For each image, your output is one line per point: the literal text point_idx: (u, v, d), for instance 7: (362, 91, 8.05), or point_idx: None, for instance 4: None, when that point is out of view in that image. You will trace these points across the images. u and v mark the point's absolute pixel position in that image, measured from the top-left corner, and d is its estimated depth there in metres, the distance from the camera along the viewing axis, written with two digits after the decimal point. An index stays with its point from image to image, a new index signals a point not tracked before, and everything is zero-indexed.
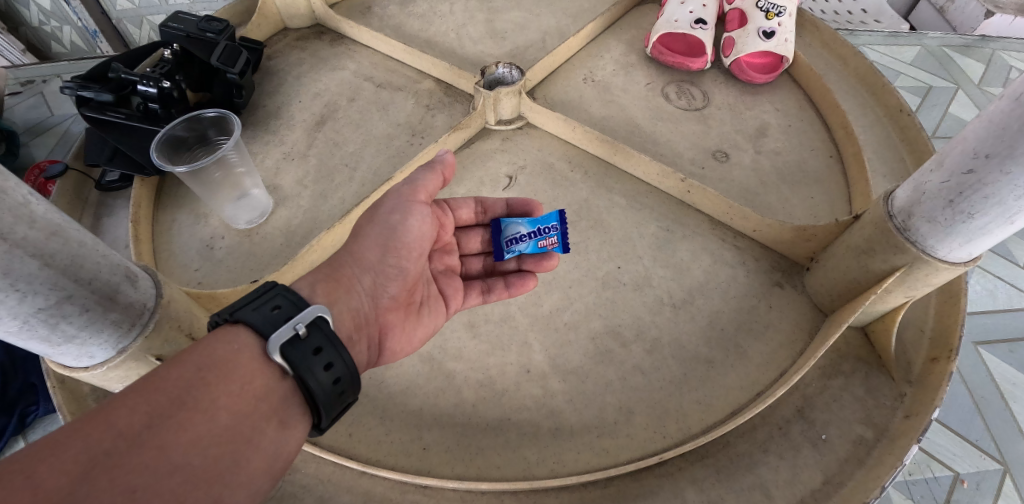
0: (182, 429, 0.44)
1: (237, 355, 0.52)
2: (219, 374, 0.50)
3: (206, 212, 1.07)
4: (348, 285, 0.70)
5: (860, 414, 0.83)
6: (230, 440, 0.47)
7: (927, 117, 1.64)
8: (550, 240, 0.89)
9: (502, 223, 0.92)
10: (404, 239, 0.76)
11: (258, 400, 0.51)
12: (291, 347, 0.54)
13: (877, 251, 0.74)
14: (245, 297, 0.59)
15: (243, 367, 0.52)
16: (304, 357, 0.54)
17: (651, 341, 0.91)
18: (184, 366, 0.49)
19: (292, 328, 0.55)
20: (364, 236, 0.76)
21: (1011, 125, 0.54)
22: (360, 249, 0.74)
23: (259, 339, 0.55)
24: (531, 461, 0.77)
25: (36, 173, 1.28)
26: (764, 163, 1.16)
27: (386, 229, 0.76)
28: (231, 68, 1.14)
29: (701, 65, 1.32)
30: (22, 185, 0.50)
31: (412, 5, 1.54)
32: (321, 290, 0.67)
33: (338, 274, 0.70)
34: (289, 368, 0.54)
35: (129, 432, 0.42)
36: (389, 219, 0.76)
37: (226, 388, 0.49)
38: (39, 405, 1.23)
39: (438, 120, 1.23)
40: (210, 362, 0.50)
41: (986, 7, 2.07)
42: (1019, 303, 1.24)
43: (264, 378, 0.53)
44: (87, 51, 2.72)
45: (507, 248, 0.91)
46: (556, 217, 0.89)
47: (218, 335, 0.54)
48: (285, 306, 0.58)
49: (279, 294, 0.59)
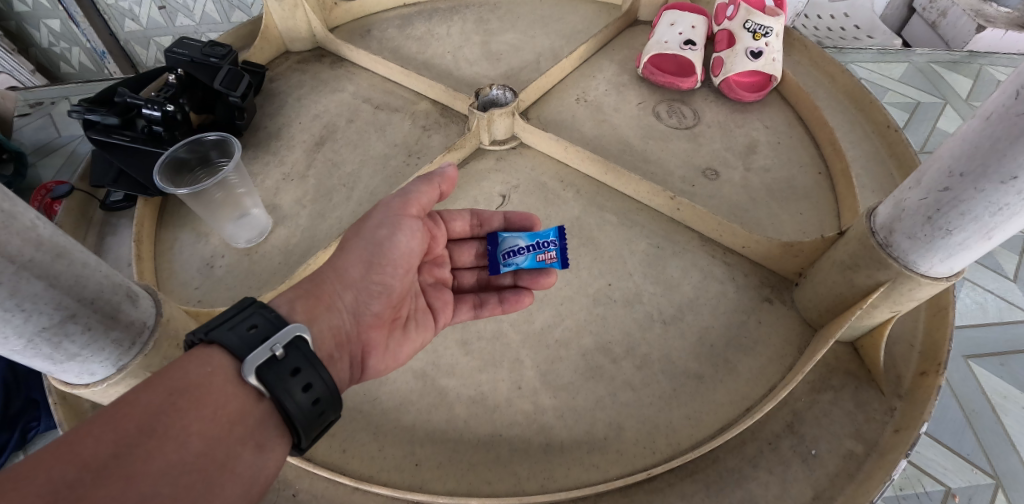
0: (152, 458, 0.45)
1: (209, 379, 0.54)
2: (191, 399, 0.51)
3: (207, 231, 1.10)
4: (330, 303, 0.72)
5: (850, 429, 0.84)
6: (202, 467, 0.48)
7: (916, 132, 1.67)
8: (548, 255, 0.91)
9: (500, 236, 0.94)
10: (389, 255, 0.78)
11: (232, 425, 0.52)
12: (269, 370, 0.56)
13: (861, 266, 0.76)
14: (221, 316, 0.61)
15: (216, 392, 0.53)
16: (281, 379, 0.56)
17: (641, 357, 0.92)
18: (154, 391, 0.50)
19: (269, 350, 0.57)
20: (350, 251, 0.78)
21: (983, 144, 0.55)
22: (346, 264, 0.77)
23: (235, 360, 0.57)
24: (522, 477, 0.78)
25: (42, 193, 1.31)
26: (754, 179, 1.18)
27: (372, 244, 0.78)
28: (233, 92, 1.18)
29: (690, 85, 1.36)
30: (30, 209, 0.52)
31: (410, 27, 1.59)
32: (300, 307, 0.69)
33: (319, 291, 0.73)
34: (265, 390, 0.56)
35: (95, 463, 0.42)
36: (375, 232, 0.79)
37: (200, 414, 0.51)
38: (41, 421, 1.25)
39: (434, 141, 1.27)
40: (181, 386, 0.52)
41: (977, 21, 2.11)
42: (1009, 316, 1.25)
43: (239, 401, 0.54)
44: (95, 71, 2.80)
45: (504, 261, 0.92)
46: (555, 233, 0.93)
47: (193, 355, 0.56)
48: (262, 325, 0.60)
49: (257, 313, 0.61)
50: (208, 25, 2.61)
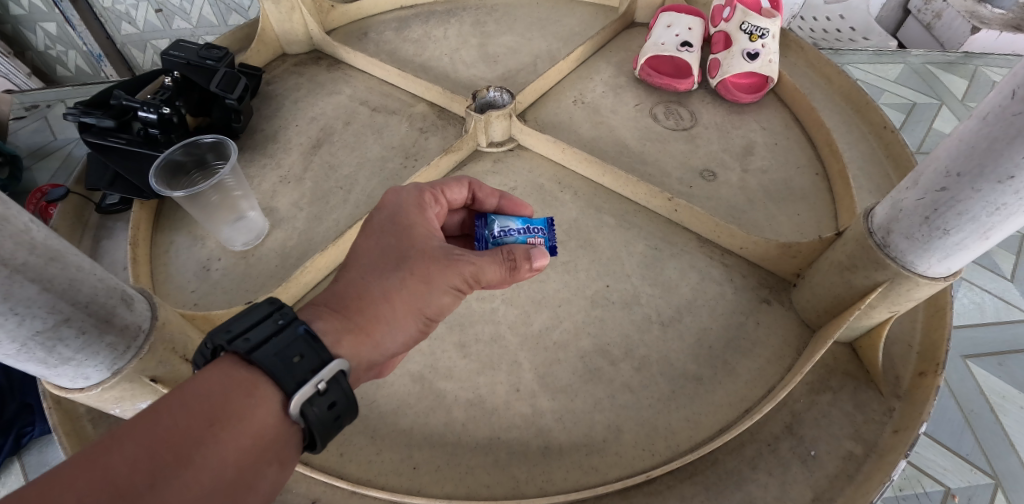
0: (185, 489, 0.42)
1: (250, 403, 0.49)
2: (230, 426, 0.47)
3: (203, 234, 1.09)
4: (378, 341, 0.63)
5: (849, 430, 0.83)
6: (231, 493, 0.46)
7: (912, 133, 1.68)
8: (536, 241, 0.85)
9: (489, 218, 0.87)
10: (434, 314, 0.69)
11: (265, 451, 0.49)
12: (312, 405, 0.52)
13: (859, 267, 0.76)
14: (260, 329, 0.54)
15: (255, 420, 0.49)
16: (320, 414, 0.53)
17: (639, 359, 0.92)
18: (189, 411, 0.46)
19: (314, 385, 0.52)
20: (404, 286, 0.65)
21: (980, 144, 0.55)
22: (401, 316, 0.65)
23: (277, 390, 0.52)
24: (520, 480, 0.78)
25: (37, 196, 1.31)
26: (751, 181, 1.18)
27: (429, 300, 0.67)
28: (229, 94, 1.18)
29: (688, 86, 1.36)
30: (24, 212, 0.52)
31: (407, 30, 1.59)
32: (347, 343, 0.59)
33: (368, 323, 0.62)
34: (302, 420, 0.52)
35: (129, 494, 0.39)
36: (436, 295, 0.67)
37: (237, 442, 0.47)
38: (35, 426, 1.24)
39: (431, 143, 1.27)
40: (218, 409, 0.47)
41: (972, 23, 2.12)
42: (1007, 316, 1.25)
43: (275, 428, 0.50)
44: (91, 74, 2.79)
45: (492, 240, 0.84)
46: (545, 222, 0.88)
47: (231, 373, 0.51)
48: (308, 354, 0.54)
49: (303, 338, 0.54)
50: (205, 28, 2.61)
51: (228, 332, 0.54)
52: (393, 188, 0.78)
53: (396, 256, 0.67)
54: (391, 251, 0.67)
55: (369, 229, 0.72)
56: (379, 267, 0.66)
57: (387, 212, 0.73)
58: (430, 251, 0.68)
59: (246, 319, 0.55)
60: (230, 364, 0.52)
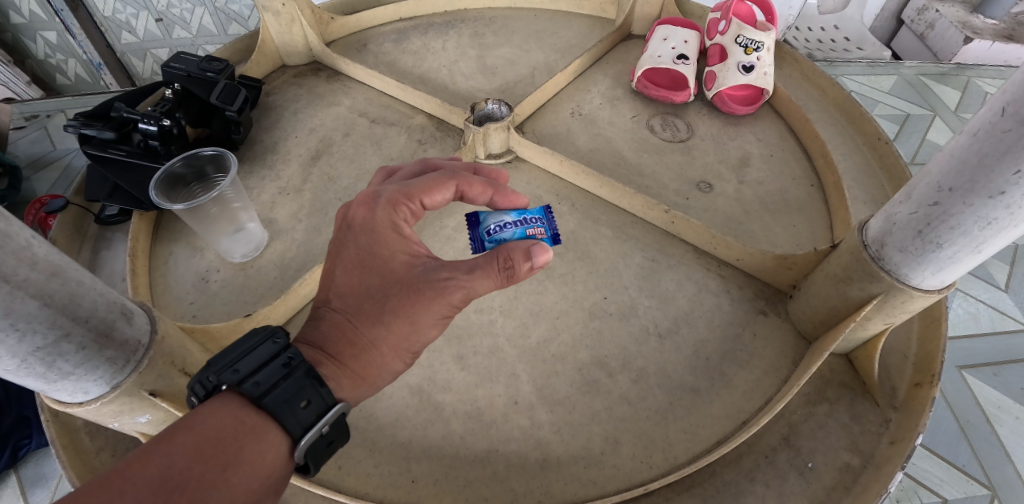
0: None
1: (261, 447, 0.51)
2: (241, 468, 0.49)
3: (202, 245, 1.09)
4: (373, 381, 0.66)
5: (846, 441, 0.84)
6: None
7: (906, 144, 1.70)
8: (536, 230, 0.82)
9: (480, 215, 0.84)
10: (420, 344, 0.69)
11: (271, 488, 0.51)
12: (315, 446, 0.56)
13: (854, 279, 0.77)
14: (269, 372, 0.56)
15: (264, 461, 0.51)
16: (319, 451, 0.58)
17: (636, 371, 0.92)
18: (198, 453, 0.47)
19: (318, 430, 0.56)
20: (391, 328, 0.65)
21: (971, 160, 0.56)
22: (390, 358, 0.66)
23: (286, 433, 0.55)
24: (518, 493, 0.78)
25: (36, 207, 1.31)
26: (747, 192, 1.20)
27: (415, 337, 0.67)
28: (229, 106, 1.19)
29: (684, 98, 1.38)
30: (26, 228, 0.52)
31: (406, 41, 1.60)
32: (345, 385, 0.63)
33: (361, 366, 0.64)
34: (303, 458, 0.55)
35: None
36: (424, 331, 0.67)
37: (247, 483, 0.49)
38: (32, 439, 1.23)
39: (429, 154, 1.28)
40: (227, 452, 0.49)
41: (964, 33, 2.14)
42: (1001, 326, 1.26)
43: (281, 467, 0.53)
44: (91, 83, 2.80)
45: (489, 237, 0.81)
46: (542, 211, 0.85)
47: (239, 414, 0.53)
48: (313, 398, 0.57)
49: (310, 383, 0.57)
50: (205, 38, 2.63)
51: (237, 373, 0.56)
52: (365, 203, 0.73)
53: (381, 296, 0.66)
54: (374, 289, 0.66)
55: (347, 259, 0.69)
56: (364, 308, 0.65)
57: (364, 239, 0.69)
58: (417, 286, 0.66)
59: (253, 360, 0.57)
60: (237, 406, 0.53)
